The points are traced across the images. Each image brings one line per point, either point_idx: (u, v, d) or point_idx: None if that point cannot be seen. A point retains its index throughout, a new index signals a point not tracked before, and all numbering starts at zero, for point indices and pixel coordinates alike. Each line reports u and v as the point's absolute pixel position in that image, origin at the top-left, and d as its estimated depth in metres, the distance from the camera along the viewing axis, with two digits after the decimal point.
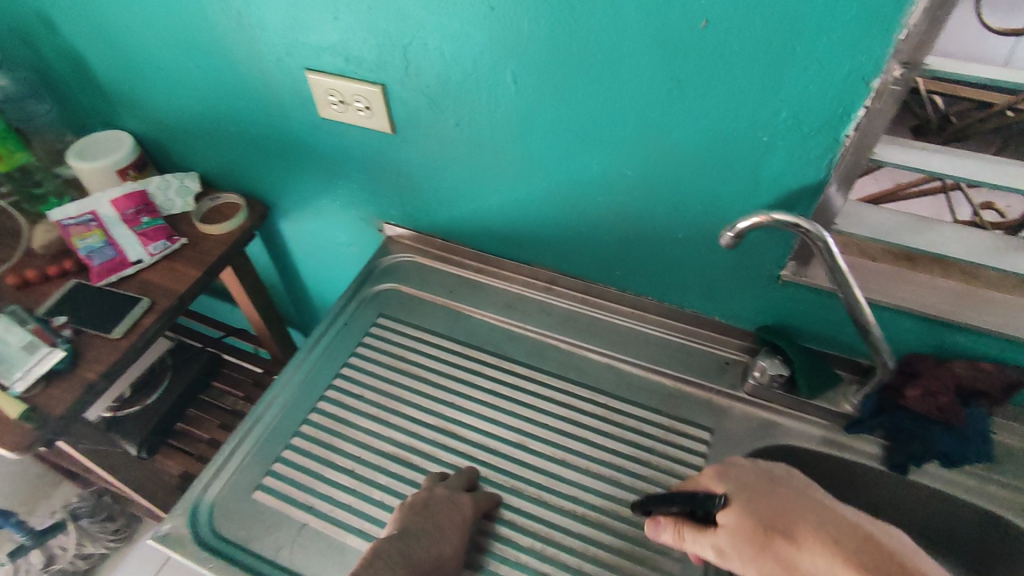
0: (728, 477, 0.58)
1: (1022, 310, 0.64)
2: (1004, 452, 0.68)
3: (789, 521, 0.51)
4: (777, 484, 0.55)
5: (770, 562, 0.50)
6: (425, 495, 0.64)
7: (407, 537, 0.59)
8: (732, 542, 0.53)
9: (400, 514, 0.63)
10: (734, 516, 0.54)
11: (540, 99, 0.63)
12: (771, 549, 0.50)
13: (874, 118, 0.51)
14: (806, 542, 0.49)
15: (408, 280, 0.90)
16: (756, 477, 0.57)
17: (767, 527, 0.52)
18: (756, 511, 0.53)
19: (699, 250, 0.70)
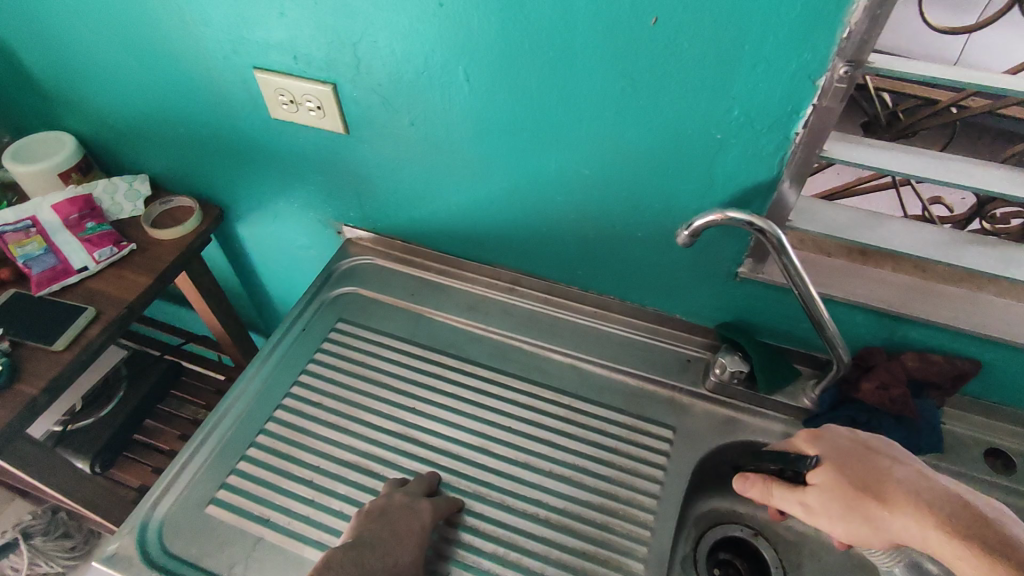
0: (824, 440, 0.59)
1: (970, 302, 0.65)
2: (956, 442, 0.70)
3: (883, 485, 0.51)
4: (873, 451, 0.55)
5: (860, 523, 0.52)
6: (382, 503, 0.63)
7: (362, 546, 0.58)
8: (821, 503, 0.55)
9: (356, 522, 0.61)
10: (826, 476, 0.55)
11: (493, 97, 0.62)
12: (862, 512, 0.52)
13: (821, 115, 0.51)
14: (897, 507, 0.49)
15: (368, 283, 0.88)
16: (852, 444, 0.57)
17: (860, 489, 0.52)
18: (851, 475, 0.54)
19: (658, 249, 0.69)
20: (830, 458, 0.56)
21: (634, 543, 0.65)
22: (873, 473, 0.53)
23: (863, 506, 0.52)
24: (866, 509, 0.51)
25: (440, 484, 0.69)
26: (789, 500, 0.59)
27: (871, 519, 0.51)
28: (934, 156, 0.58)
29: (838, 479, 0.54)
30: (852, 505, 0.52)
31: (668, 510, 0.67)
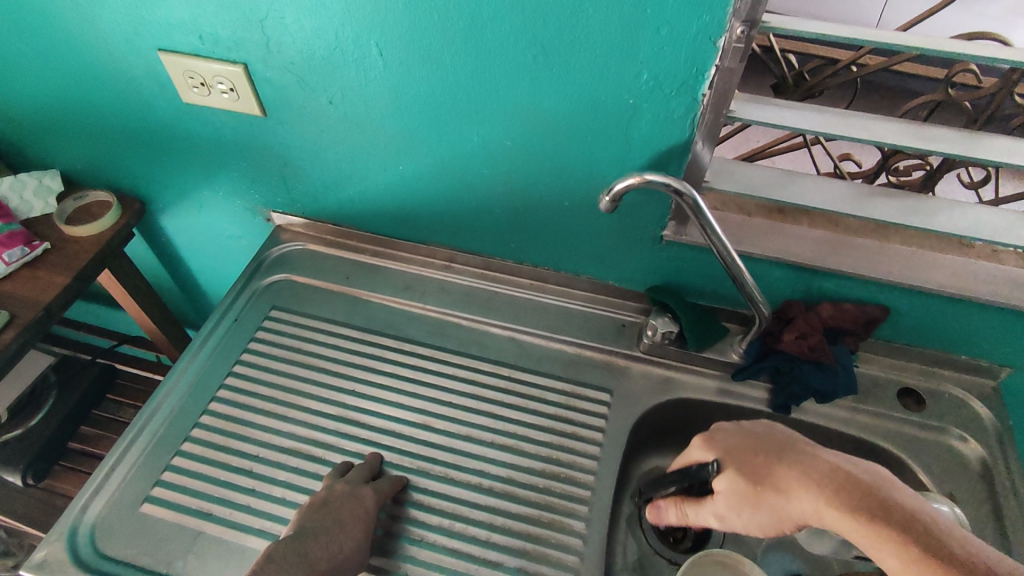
0: (716, 442, 0.58)
1: (879, 252, 0.69)
2: (871, 383, 0.74)
3: (773, 469, 0.53)
4: (761, 442, 0.56)
5: (767, 515, 0.53)
6: (325, 494, 0.62)
7: (303, 537, 0.58)
8: (729, 508, 0.56)
9: (301, 513, 0.61)
10: (727, 482, 0.55)
11: (409, 72, 0.62)
12: (765, 506, 0.53)
13: (724, 76, 0.53)
14: (793, 491, 0.51)
15: (301, 269, 0.86)
16: (741, 439, 0.57)
17: (757, 484, 0.53)
18: (750, 472, 0.54)
19: (586, 217, 0.70)
20: (726, 460, 0.56)
21: (576, 503, 0.67)
22: (765, 463, 0.54)
23: (766, 498, 0.53)
24: (751, 485, 0.54)
25: (382, 465, 0.69)
26: (703, 514, 0.59)
27: (773, 506, 0.53)
28: (836, 114, 0.60)
29: (735, 479, 0.55)
30: (755, 502, 0.53)
31: (607, 470, 0.69)
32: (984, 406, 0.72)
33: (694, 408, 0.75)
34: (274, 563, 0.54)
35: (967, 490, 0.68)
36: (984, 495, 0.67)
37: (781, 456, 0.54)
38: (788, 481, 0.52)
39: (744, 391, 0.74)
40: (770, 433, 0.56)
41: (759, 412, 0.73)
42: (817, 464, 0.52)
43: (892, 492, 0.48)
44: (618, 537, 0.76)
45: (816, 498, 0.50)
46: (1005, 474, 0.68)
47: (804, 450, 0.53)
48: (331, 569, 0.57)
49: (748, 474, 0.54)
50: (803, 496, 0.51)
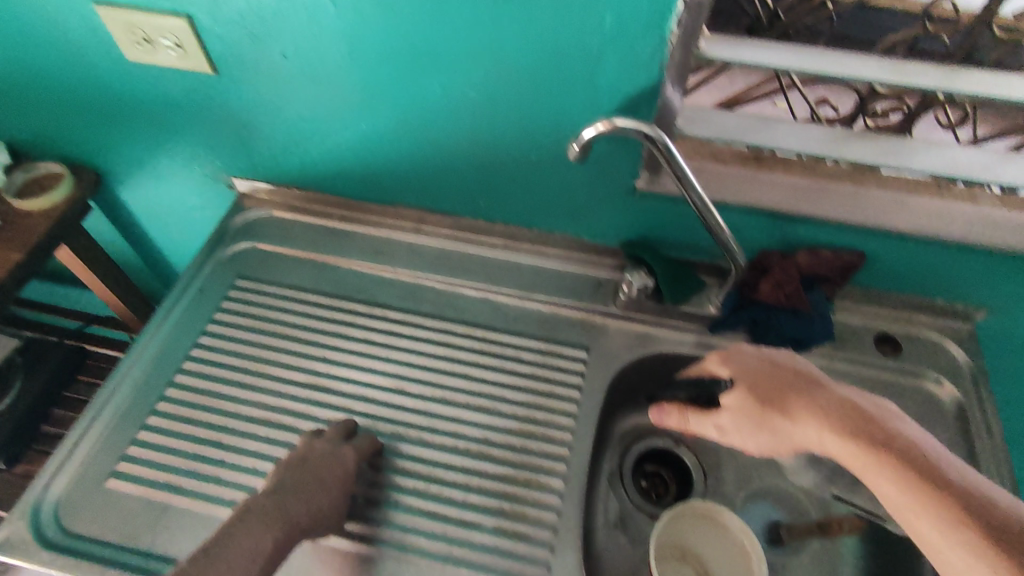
0: (732, 361, 0.60)
1: (857, 197, 0.67)
2: (849, 332, 0.74)
3: (785, 397, 0.55)
4: (778, 371, 0.57)
5: (768, 435, 0.56)
6: (303, 452, 0.60)
7: (284, 492, 0.55)
8: (733, 423, 0.58)
9: (276, 470, 0.58)
10: (737, 399, 0.57)
11: (363, 18, 0.58)
12: (769, 427, 0.55)
13: (692, 11, 0.50)
14: (800, 418, 0.53)
15: (267, 236, 0.83)
16: (759, 364, 0.58)
17: (766, 406, 0.55)
18: (762, 394, 0.56)
19: (556, 170, 0.68)
20: (741, 379, 0.58)
21: (554, 462, 0.66)
22: (777, 389, 0.56)
23: (771, 419, 0.55)
24: (760, 406, 0.56)
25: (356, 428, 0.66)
26: (707, 425, 0.60)
27: (777, 430, 0.55)
28: (812, 50, 0.58)
29: (747, 400, 0.57)
30: (761, 423, 0.56)
31: (584, 427, 0.68)
32: (962, 350, 0.72)
33: (672, 362, 0.74)
34: (254, 514, 0.51)
35: (942, 433, 0.68)
36: (958, 436, 0.68)
37: (797, 389, 0.55)
38: (798, 408, 0.54)
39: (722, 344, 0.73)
40: (795, 367, 0.57)
41: None
42: (835, 397, 0.53)
43: (903, 429, 0.49)
44: (599, 495, 0.76)
45: (822, 427, 0.52)
46: (978, 415, 0.68)
47: (824, 386, 0.55)
48: (304, 530, 0.54)
49: (762, 395, 0.56)
50: (808, 424, 0.53)
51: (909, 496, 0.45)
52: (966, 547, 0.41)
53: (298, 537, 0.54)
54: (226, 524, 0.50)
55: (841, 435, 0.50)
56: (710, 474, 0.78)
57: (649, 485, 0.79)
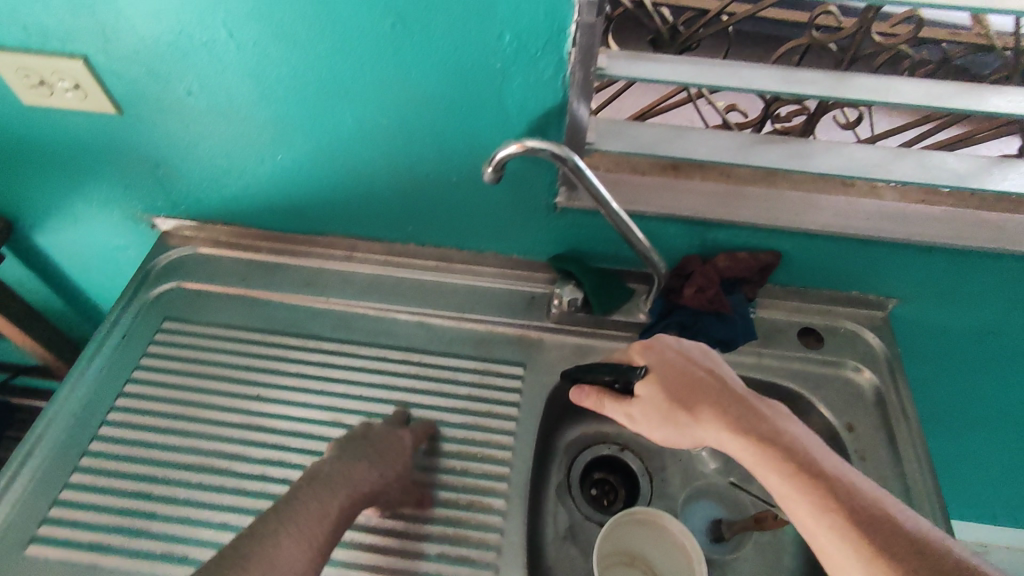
0: (651, 353, 0.64)
1: (770, 199, 0.70)
2: (772, 328, 0.77)
3: (694, 396, 0.60)
4: (692, 370, 0.62)
5: (671, 429, 0.61)
6: (363, 432, 0.63)
7: (347, 462, 0.58)
8: (643, 413, 0.63)
9: (336, 444, 0.61)
10: (649, 389, 0.62)
11: (265, 52, 0.58)
12: (672, 421, 0.61)
13: (585, 32, 0.51)
14: (702, 418, 0.59)
15: (192, 275, 0.81)
16: (676, 360, 0.63)
17: (674, 401, 0.61)
18: (673, 389, 0.61)
19: (477, 191, 0.69)
20: (656, 371, 0.63)
21: (493, 482, 0.67)
22: (688, 386, 0.61)
23: (679, 414, 0.60)
24: (669, 400, 0.61)
25: (409, 413, 0.70)
26: (617, 409, 0.65)
27: (682, 425, 0.60)
28: (709, 63, 0.60)
29: (659, 393, 0.62)
30: (666, 416, 0.61)
31: (523, 444, 0.69)
32: (878, 338, 0.75)
33: None
34: (321, 481, 0.55)
35: (862, 420, 0.72)
36: (877, 422, 0.71)
37: (706, 391, 0.60)
38: (704, 409, 0.59)
39: None
40: (708, 368, 0.62)
41: None
42: (735, 398, 0.59)
43: (789, 430, 0.56)
44: (547, 508, 0.76)
45: (724, 426, 0.57)
46: (894, 400, 0.72)
47: (730, 388, 0.60)
48: (365, 500, 0.58)
49: (674, 392, 0.61)
50: (712, 423, 0.58)
51: (792, 490, 0.51)
52: (835, 532, 0.48)
53: (359, 503, 0.57)
54: (304, 480, 0.55)
55: (739, 434, 0.56)
56: (656, 476, 0.79)
57: (599, 492, 0.80)
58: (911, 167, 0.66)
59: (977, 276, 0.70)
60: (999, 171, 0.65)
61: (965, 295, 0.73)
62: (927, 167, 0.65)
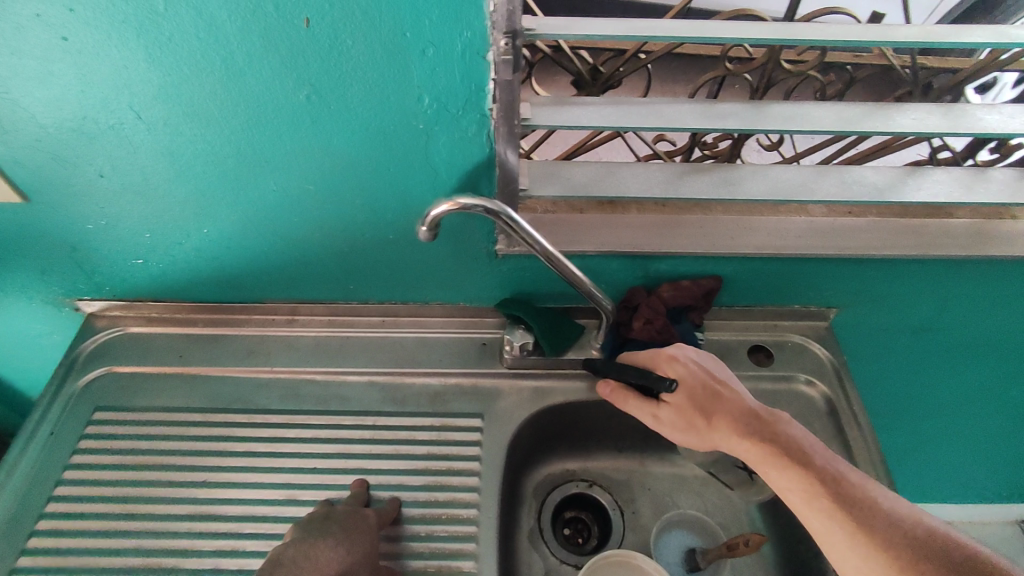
0: (677, 363, 0.65)
1: (706, 226, 0.71)
2: (723, 349, 0.78)
3: (711, 407, 0.63)
4: (712, 381, 0.64)
5: (692, 436, 0.64)
6: (325, 511, 0.62)
7: (308, 540, 0.58)
8: (669, 421, 0.64)
9: (302, 523, 0.60)
10: (676, 399, 0.64)
11: (178, 130, 0.55)
12: (694, 431, 0.63)
13: (502, 88, 0.51)
14: (719, 426, 0.62)
15: (123, 357, 0.76)
16: (698, 373, 0.65)
17: (696, 412, 0.63)
18: (696, 400, 0.63)
19: (415, 247, 0.67)
20: (683, 382, 0.64)
21: (462, 543, 0.65)
22: (708, 396, 0.63)
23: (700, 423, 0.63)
24: (692, 409, 0.63)
25: (370, 489, 0.67)
26: (644, 412, 0.66)
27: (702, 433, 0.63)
28: (630, 104, 0.62)
29: (683, 403, 0.63)
30: (690, 426, 0.63)
31: (489, 498, 0.67)
32: (824, 347, 0.78)
33: (566, 410, 0.76)
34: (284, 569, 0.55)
35: (817, 431, 0.73)
36: (832, 431, 0.73)
37: (721, 402, 0.63)
38: (722, 419, 0.62)
39: None
40: (725, 380, 0.64)
41: None
42: (746, 407, 0.62)
43: (788, 429, 0.61)
44: (520, 558, 0.74)
45: (738, 433, 0.61)
46: (845, 407, 0.74)
47: (740, 397, 0.63)
48: None
49: (698, 403, 0.63)
50: (728, 432, 0.62)
51: (791, 481, 0.57)
52: (825, 514, 0.55)
53: None
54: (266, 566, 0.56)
55: (752, 440, 0.60)
56: (627, 510, 0.79)
57: (573, 531, 0.79)
58: (833, 185, 0.68)
59: (906, 281, 0.73)
60: (913, 182, 0.68)
61: (898, 299, 0.76)
62: (847, 185, 0.68)
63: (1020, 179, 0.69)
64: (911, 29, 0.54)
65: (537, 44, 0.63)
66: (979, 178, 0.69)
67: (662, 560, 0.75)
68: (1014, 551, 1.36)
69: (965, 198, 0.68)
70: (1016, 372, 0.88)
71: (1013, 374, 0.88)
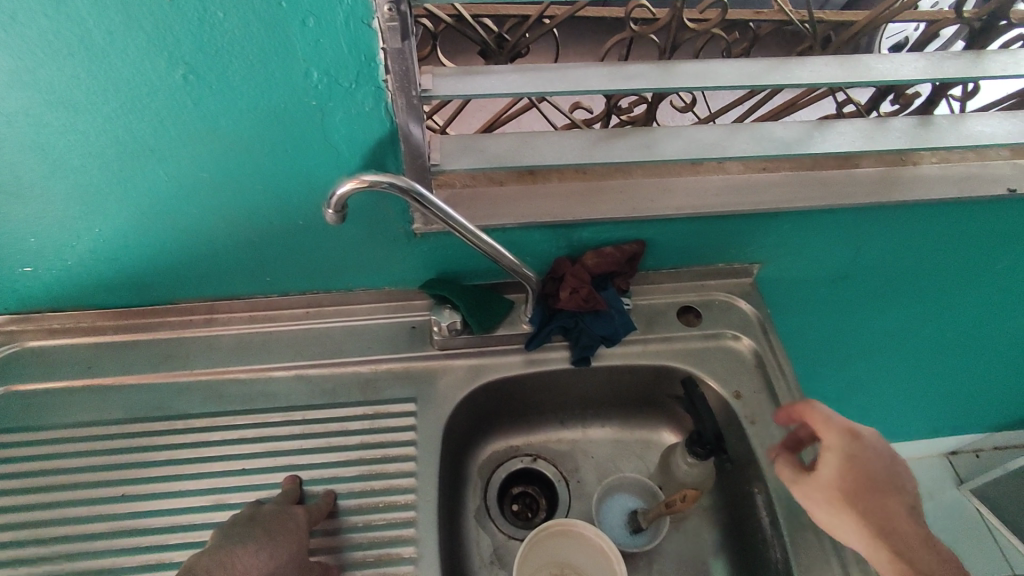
0: (861, 447, 0.53)
1: (625, 191, 0.71)
2: (653, 312, 0.79)
3: (877, 500, 0.52)
4: (890, 477, 0.52)
5: (833, 518, 0.54)
6: (251, 512, 0.60)
7: (228, 548, 0.55)
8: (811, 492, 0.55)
9: (224, 526, 0.58)
10: (831, 470, 0.53)
11: (43, 121, 0.51)
12: (851, 515, 0.52)
13: (393, 57, 0.49)
14: (868, 521, 0.51)
15: (24, 375, 0.71)
16: (879, 463, 0.52)
17: (850, 492, 0.52)
18: (860, 477, 0.52)
19: (328, 232, 0.65)
20: (856, 461, 0.52)
21: (401, 529, 0.63)
22: (876, 476, 0.52)
23: (855, 513, 0.52)
24: (852, 489, 0.52)
25: (303, 485, 0.65)
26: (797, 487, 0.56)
27: (839, 520, 0.53)
28: (535, 70, 0.60)
29: (841, 476, 0.52)
30: (833, 509, 0.53)
31: (428, 482, 0.66)
32: (749, 303, 0.79)
33: (502, 386, 0.75)
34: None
35: (746, 384, 0.74)
36: (760, 383, 0.74)
37: (879, 493, 0.52)
38: (874, 518, 0.51)
39: (547, 357, 0.75)
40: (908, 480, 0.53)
41: (563, 370, 0.75)
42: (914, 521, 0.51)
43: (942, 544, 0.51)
44: (468, 538, 0.74)
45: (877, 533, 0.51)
46: (772, 358, 0.75)
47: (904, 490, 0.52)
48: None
49: (856, 485, 0.52)
50: (860, 529, 0.52)
51: None
52: None
53: None
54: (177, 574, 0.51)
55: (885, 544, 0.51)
56: (572, 479, 0.79)
57: (521, 506, 0.79)
58: (745, 141, 0.69)
59: (819, 231, 0.75)
60: (819, 134, 0.69)
61: (814, 249, 0.78)
62: (758, 141, 0.68)
63: (919, 126, 0.72)
64: None
65: (434, 13, 0.61)
66: (881, 127, 0.71)
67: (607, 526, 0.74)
68: (943, 481, 1.45)
69: (868, 147, 0.69)
70: (928, 311, 0.92)
71: (926, 314, 0.92)
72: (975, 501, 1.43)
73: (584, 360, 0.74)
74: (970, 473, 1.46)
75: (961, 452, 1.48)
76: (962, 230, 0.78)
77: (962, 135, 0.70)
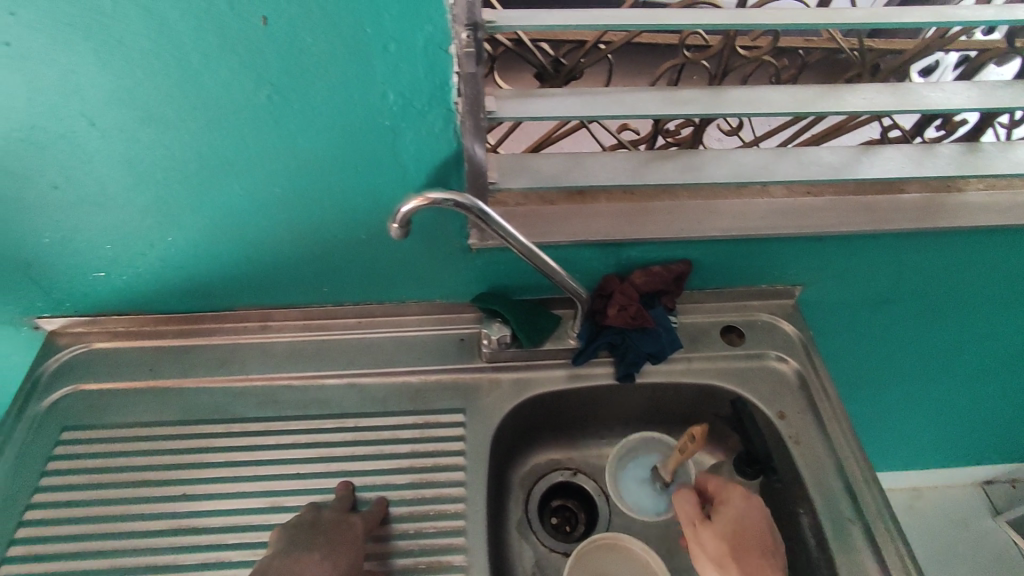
0: None
1: (673, 211, 0.72)
2: (696, 331, 0.80)
3: None
4: None
5: None
6: (312, 517, 0.62)
7: (292, 556, 0.57)
8: None
9: (285, 531, 0.60)
10: None
11: (133, 136, 0.54)
12: None
13: (467, 82, 0.52)
14: None
15: (89, 375, 0.74)
16: None
17: None
18: None
19: (387, 244, 0.67)
20: None
21: (452, 538, 0.65)
22: None
23: None
24: None
25: (356, 492, 0.67)
26: None
27: None
28: (593, 94, 0.62)
29: None
30: None
31: (477, 493, 0.68)
32: (792, 325, 0.80)
33: (547, 400, 0.76)
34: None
35: (790, 405, 0.74)
36: (804, 404, 0.74)
37: None
38: None
39: (592, 372, 0.76)
40: None
41: (608, 386, 0.76)
42: None
43: None
44: (510, 549, 0.75)
45: None
46: (816, 380, 0.75)
47: None
48: None
49: None
50: None
51: None
52: None
53: None
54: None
55: None
56: (612, 494, 0.80)
57: (560, 520, 0.79)
58: (793, 165, 0.70)
59: (864, 255, 0.76)
60: (867, 160, 0.71)
61: (858, 273, 0.79)
62: (806, 165, 0.70)
63: (967, 153, 0.73)
64: (859, 12, 0.56)
65: (498, 38, 0.63)
66: (928, 154, 0.72)
67: (632, 489, 0.78)
68: (977, 510, 1.43)
69: (916, 173, 0.70)
70: (970, 337, 0.92)
71: (968, 339, 0.92)
72: (1011, 532, 1.40)
73: (628, 376, 0.75)
74: (1005, 503, 1.43)
75: (996, 481, 1.45)
76: (1008, 257, 0.78)
77: (1010, 163, 0.71)
